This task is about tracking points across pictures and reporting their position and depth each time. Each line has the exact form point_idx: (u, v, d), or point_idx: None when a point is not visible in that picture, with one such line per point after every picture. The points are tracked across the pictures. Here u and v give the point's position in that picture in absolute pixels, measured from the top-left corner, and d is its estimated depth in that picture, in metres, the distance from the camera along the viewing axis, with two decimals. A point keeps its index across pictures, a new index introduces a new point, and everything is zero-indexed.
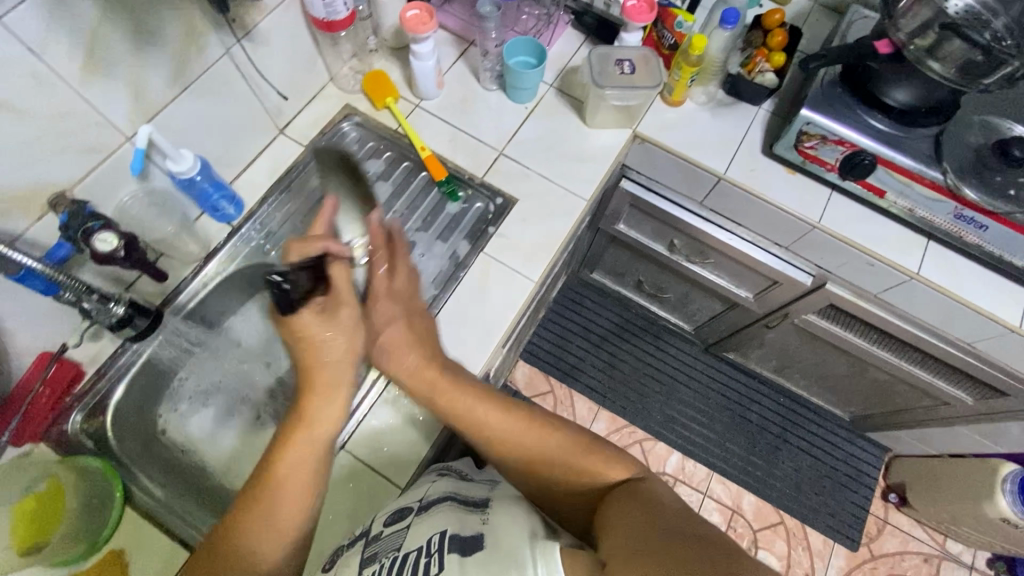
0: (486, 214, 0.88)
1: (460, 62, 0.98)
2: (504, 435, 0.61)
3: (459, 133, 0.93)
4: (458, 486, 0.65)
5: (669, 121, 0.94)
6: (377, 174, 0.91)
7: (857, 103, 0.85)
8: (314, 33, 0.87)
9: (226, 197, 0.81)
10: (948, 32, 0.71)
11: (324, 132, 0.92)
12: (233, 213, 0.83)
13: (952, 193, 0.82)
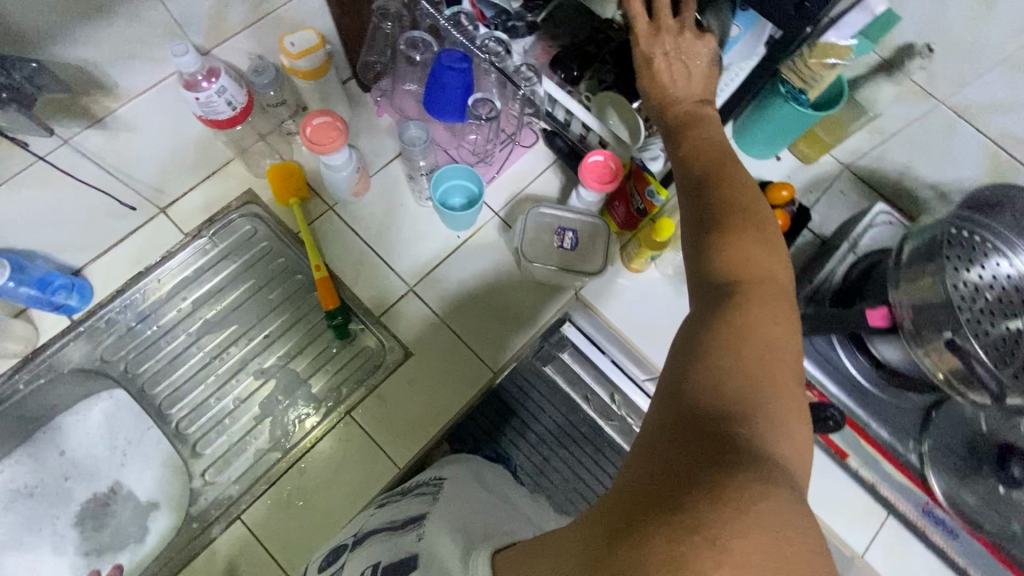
0: (379, 364, 0.95)
1: (395, 162, 1.04)
2: (772, 351, 0.44)
3: (369, 254, 1.00)
4: (391, 511, 0.70)
5: (626, 295, 0.99)
6: (259, 283, 0.99)
7: (844, 343, 0.88)
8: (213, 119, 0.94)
9: (62, 290, 0.89)
10: (952, 340, 0.69)
11: (212, 221, 0.99)
12: (75, 304, 0.91)
13: (921, 483, 0.85)
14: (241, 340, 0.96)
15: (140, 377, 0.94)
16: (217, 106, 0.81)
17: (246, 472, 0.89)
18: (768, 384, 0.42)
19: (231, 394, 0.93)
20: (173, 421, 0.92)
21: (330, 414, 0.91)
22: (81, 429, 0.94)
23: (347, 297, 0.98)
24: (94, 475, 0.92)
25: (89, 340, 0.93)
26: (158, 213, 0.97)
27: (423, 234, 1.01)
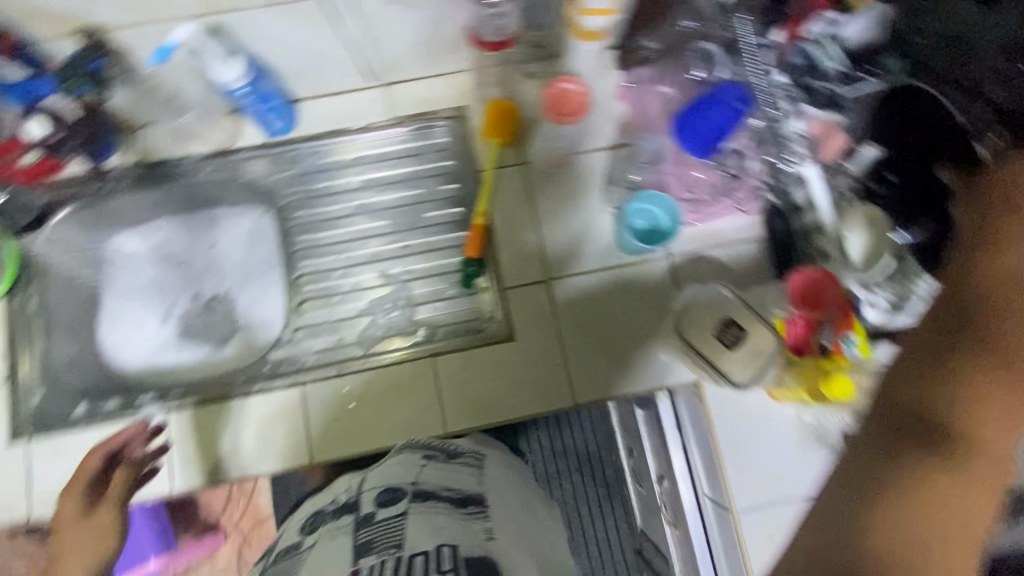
0: (479, 330, 0.95)
1: (605, 153, 0.97)
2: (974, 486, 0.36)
3: (530, 227, 0.97)
4: (444, 475, 0.64)
5: (746, 413, 0.90)
6: (426, 198, 1.00)
7: None
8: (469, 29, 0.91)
9: (274, 111, 0.96)
10: None
11: (418, 117, 0.99)
12: (279, 128, 0.99)
13: None
14: (381, 239, 0.98)
15: (293, 218, 1.00)
16: None
17: (330, 350, 0.95)
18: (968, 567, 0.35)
19: (348, 279, 0.97)
20: (295, 271, 0.99)
21: (416, 350, 0.94)
22: (233, 231, 1.04)
23: (489, 256, 0.97)
24: (220, 275, 1.01)
25: (273, 166, 1.00)
26: (376, 86, 0.99)
27: (588, 237, 0.96)
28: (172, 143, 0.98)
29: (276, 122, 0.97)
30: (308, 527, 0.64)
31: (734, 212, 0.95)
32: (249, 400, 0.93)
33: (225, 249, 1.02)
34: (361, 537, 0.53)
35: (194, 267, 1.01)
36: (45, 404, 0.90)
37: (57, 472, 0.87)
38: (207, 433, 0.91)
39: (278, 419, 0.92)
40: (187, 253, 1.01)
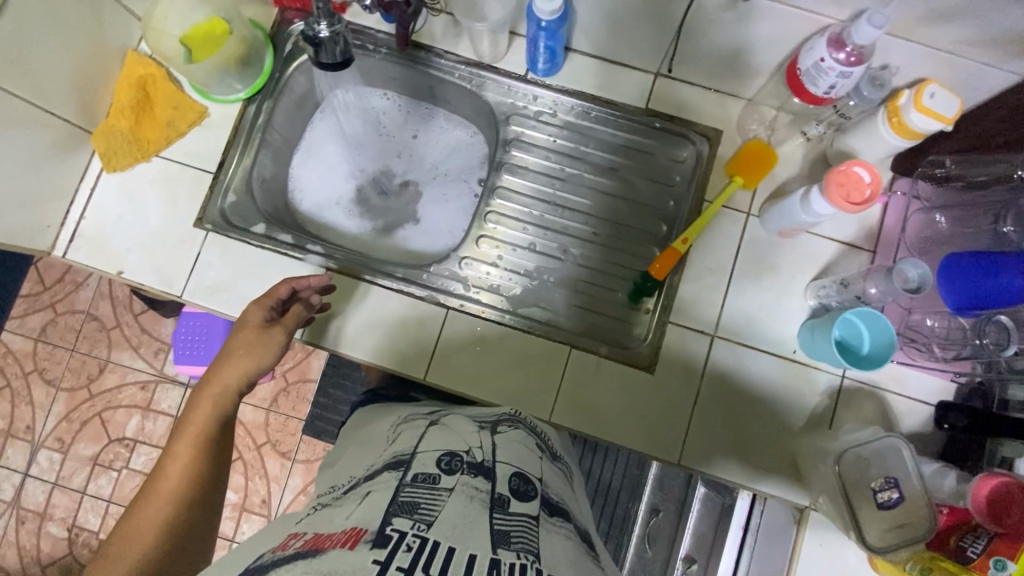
0: (623, 344, 0.91)
1: (835, 249, 0.91)
2: None
3: (723, 278, 0.91)
4: (555, 487, 0.74)
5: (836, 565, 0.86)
6: (637, 198, 0.96)
7: None
8: (780, 68, 0.86)
9: (546, 52, 0.92)
10: None
11: (671, 120, 0.95)
12: (538, 68, 0.95)
13: None
14: (577, 216, 0.96)
15: (507, 155, 0.99)
16: (824, 80, 0.71)
17: (481, 286, 0.96)
18: None
19: (531, 238, 0.97)
20: (486, 203, 0.98)
21: (557, 336, 0.91)
22: (438, 135, 1.08)
23: (667, 283, 0.92)
24: (419, 169, 1.08)
25: (518, 100, 0.99)
26: (651, 71, 0.95)
27: (776, 316, 0.90)
28: (442, 32, 0.98)
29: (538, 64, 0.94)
30: (443, 465, 0.67)
31: (934, 372, 0.88)
32: (384, 291, 0.92)
33: (423, 150, 1.08)
34: (500, 522, 0.59)
35: (397, 152, 1.08)
36: (232, 207, 0.95)
37: (217, 271, 0.93)
38: (335, 299, 0.91)
39: (400, 322, 0.91)
40: (398, 129, 1.08)
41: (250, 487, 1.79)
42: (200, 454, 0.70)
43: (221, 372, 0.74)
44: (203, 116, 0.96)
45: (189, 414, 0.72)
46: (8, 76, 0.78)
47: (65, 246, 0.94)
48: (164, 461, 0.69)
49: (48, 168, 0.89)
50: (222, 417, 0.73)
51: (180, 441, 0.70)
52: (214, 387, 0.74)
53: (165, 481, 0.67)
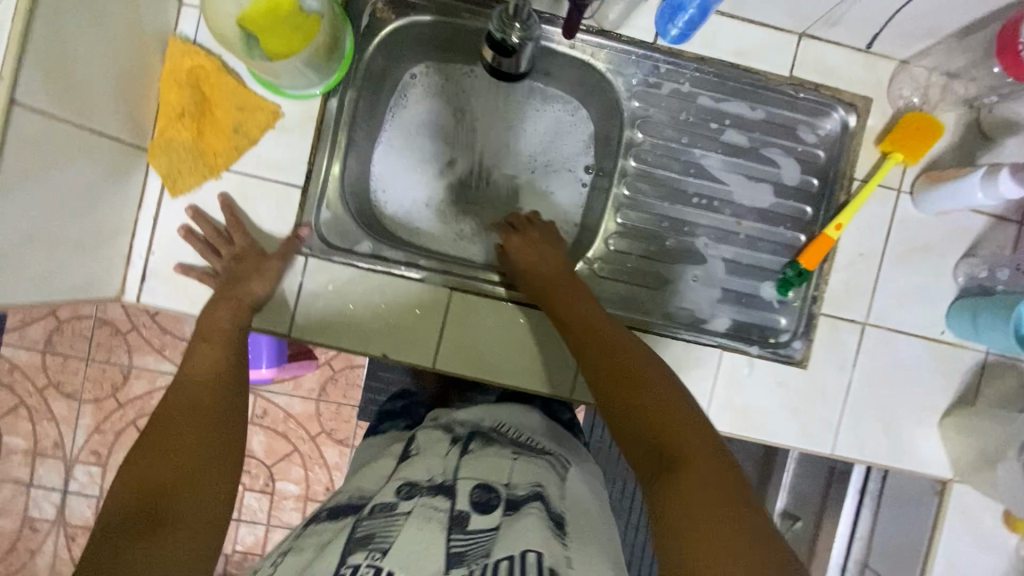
0: (773, 339, 0.87)
1: (987, 223, 0.87)
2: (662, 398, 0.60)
3: (873, 262, 0.87)
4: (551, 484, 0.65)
5: (974, 528, 0.91)
6: (780, 179, 0.87)
7: None
8: (956, 32, 0.77)
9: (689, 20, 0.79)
10: None
11: (816, 89, 0.85)
12: (669, 36, 0.82)
13: None
14: (717, 203, 0.86)
15: (632, 137, 0.86)
16: None
17: (616, 287, 0.86)
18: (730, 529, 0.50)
19: (670, 233, 0.86)
20: (616, 193, 0.86)
21: (706, 339, 0.86)
22: (536, 119, 0.96)
23: (815, 272, 0.86)
24: (516, 160, 0.96)
25: (643, 71, 0.85)
26: (796, 30, 0.84)
27: (924, 298, 0.87)
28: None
29: (672, 30, 0.81)
30: (477, 500, 0.56)
31: None
32: (508, 307, 0.84)
33: (519, 137, 0.96)
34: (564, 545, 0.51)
35: (489, 143, 0.96)
36: (327, 224, 0.82)
37: (325, 302, 0.81)
38: (454, 319, 0.83)
39: (529, 339, 0.84)
40: (490, 117, 0.95)
41: (312, 477, 1.68)
42: (221, 404, 0.67)
43: (211, 322, 0.73)
44: (277, 116, 0.79)
45: (185, 373, 0.69)
46: (55, 96, 0.61)
47: (137, 288, 0.79)
48: (177, 392, 0.66)
49: (108, 201, 0.73)
50: (225, 370, 0.70)
51: (178, 399, 0.65)
52: (207, 341, 0.72)
53: (190, 428, 0.63)
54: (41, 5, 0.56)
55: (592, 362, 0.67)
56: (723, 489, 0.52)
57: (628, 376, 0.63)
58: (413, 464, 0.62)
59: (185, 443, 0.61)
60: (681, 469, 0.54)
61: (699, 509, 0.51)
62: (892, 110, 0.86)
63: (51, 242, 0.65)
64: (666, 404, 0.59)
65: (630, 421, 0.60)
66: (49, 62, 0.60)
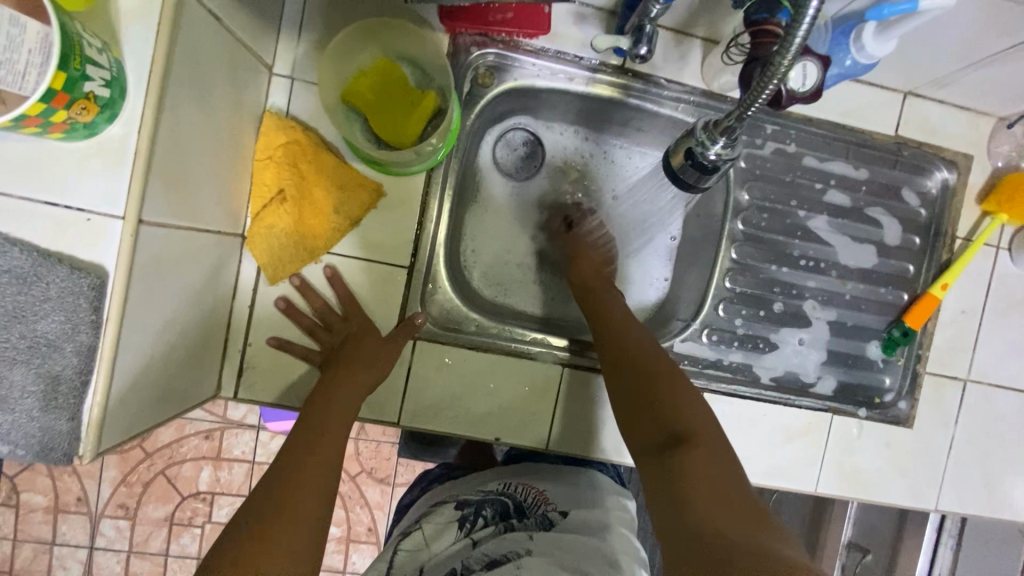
0: (876, 395, 0.87)
1: None
2: (693, 413, 0.64)
3: (973, 319, 0.87)
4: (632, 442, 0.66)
5: None
6: (883, 238, 0.86)
7: None
8: None
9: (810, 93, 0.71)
10: None
11: (918, 146, 0.85)
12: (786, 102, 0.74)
13: None
14: (823, 265, 0.85)
15: (740, 200, 0.83)
16: None
17: (726, 354, 0.83)
18: (731, 497, 0.56)
19: (778, 297, 0.84)
20: (724, 258, 0.83)
21: (816, 404, 0.85)
22: (627, 170, 0.88)
23: (919, 331, 0.86)
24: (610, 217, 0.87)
25: (748, 131, 0.82)
26: (901, 89, 0.83)
27: (1021, 352, 0.88)
28: (663, 56, 0.78)
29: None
30: None
31: None
32: None
33: (614, 192, 0.88)
34: None
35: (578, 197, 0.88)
36: (435, 306, 0.78)
37: (434, 387, 0.77)
38: (566, 398, 0.80)
39: None
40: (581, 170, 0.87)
41: (354, 519, 1.55)
42: (327, 465, 0.61)
43: (330, 388, 0.69)
44: (380, 194, 0.74)
45: (298, 430, 0.64)
46: (174, 209, 0.56)
47: (234, 384, 0.74)
48: (285, 457, 0.61)
49: (208, 299, 0.67)
50: (339, 427, 0.66)
51: (287, 459, 0.61)
52: (319, 401, 0.68)
53: (303, 473, 0.59)
54: (166, 112, 0.51)
55: (644, 422, 0.66)
56: (712, 457, 0.60)
57: (673, 439, 0.62)
58: (406, 560, 0.68)
59: (292, 494, 0.57)
60: (683, 435, 0.62)
61: (723, 522, 0.53)
62: (991, 167, 0.86)
63: (165, 358, 0.60)
64: (721, 474, 0.58)
65: (666, 473, 0.60)
66: (169, 171, 0.54)
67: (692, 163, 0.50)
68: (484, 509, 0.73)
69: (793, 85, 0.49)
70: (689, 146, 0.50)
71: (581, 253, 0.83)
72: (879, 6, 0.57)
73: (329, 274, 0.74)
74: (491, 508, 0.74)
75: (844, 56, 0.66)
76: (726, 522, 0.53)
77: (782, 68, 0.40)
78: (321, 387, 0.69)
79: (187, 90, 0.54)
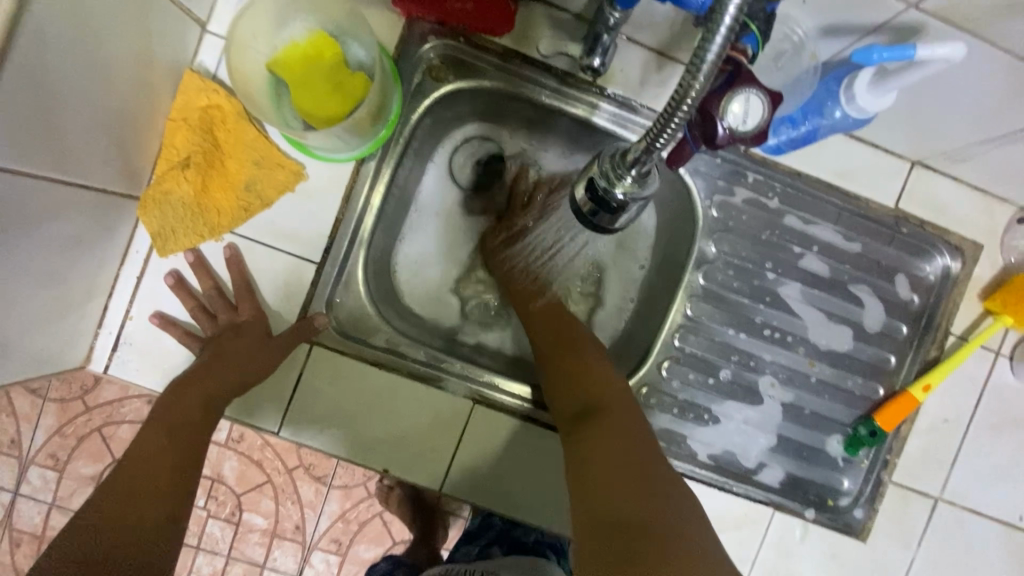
0: (829, 497, 0.76)
1: None
2: (611, 393, 0.63)
3: (955, 429, 0.76)
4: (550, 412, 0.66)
5: None
6: (865, 319, 0.75)
7: None
8: None
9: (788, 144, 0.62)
10: None
11: (919, 224, 0.74)
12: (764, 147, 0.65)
13: None
14: (790, 339, 0.75)
15: (706, 251, 0.73)
16: None
17: (663, 423, 0.73)
18: (652, 478, 0.55)
19: (731, 366, 0.74)
20: (677, 312, 0.73)
21: (756, 494, 0.74)
22: None
23: (891, 433, 0.75)
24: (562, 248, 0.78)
25: (728, 177, 0.73)
26: (910, 157, 0.73)
27: (1006, 476, 0.76)
28: (641, 78, 0.70)
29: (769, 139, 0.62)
30: None
31: None
32: (534, 435, 0.72)
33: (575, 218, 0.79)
34: None
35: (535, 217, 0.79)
36: (342, 309, 0.70)
37: (323, 403, 0.69)
38: (472, 439, 0.71)
39: (551, 472, 0.72)
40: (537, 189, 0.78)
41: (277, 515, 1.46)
42: (159, 496, 0.56)
43: (205, 369, 0.63)
44: (299, 178, 0.67)
45: (120, 468, 0.57)
46: (25, 150, 0.48)
47: (107, 358, 0.67)
48: (101, 501, 0.54)
49: (81, 262, 0.60)
50: (180, 453, 0.59)
51: (111, 501, 0.54)
52: (158, 422, 0.60)
53: (151, 464, 0.57)
54: (17, 40, 0.42)
55: (560, 391, 0.65)
56: (627, 434, 0.59)
57: (587, 414, 0.62)
58: None
59: (139, 481, 0.56)
60: (599, 413, 0.61)
61: (647, 507, 0.52)
62: (1002, 262, 0.75)
63: (3, 319, 0.53)
64: (631, 446, 0.58)
65: (576, 449, 0.60)
66: (25, 107, 0.46)
67: (604, 206, 0.46)
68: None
69: (735, 123, 0.43)
70: (597, 190, 0.46)
71: (517, 284, 0.75)
72: (868, 48, 0.48)
73: (228, 254, 0.66)
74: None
75: (833, 105, 0.58)
76: (646, 503, 0.53)
77: (694, 93, 0.34)
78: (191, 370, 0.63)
79: (61, 27, 0.46)
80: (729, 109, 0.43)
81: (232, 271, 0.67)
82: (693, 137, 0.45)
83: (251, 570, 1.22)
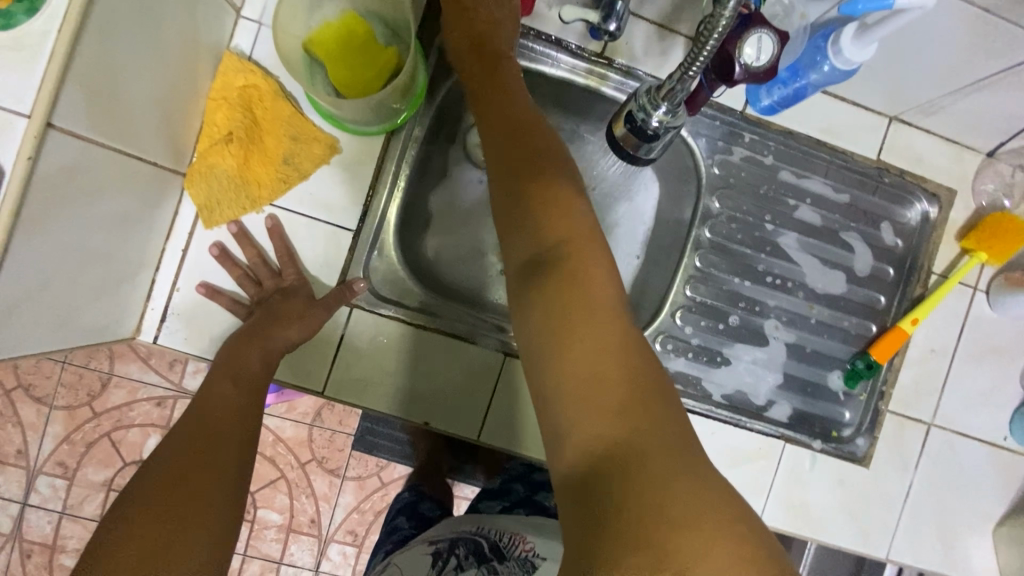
0: (833, 428, 0.82)
1: None
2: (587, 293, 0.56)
3: (942, 359, 0.83)
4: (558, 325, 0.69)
5: None
6: (856, 263, 0.82)
7: None
8: None
9: (784, 98, 0.70)
10: None
11: (899, 173, 0.82)
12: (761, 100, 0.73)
13: None
14: (790, 285, 0.81)
15: (710, 207, 0.80)
16: None
17: (680, 366, 0.79)
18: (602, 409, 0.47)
19: (739, 311, 0.80)
20: (688, 264, 0.80)
21: (768, 429, 0.80)
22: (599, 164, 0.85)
23: (885, 366, 0.82)
24: None
25: (726, 138, 0.79)
26: (887, 113, 0.81)
27: (990, 400, 0.84)
28: (644, 50, 0.77)
29: (767, 98, 0.71)
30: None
31: None
32: None
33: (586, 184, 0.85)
34: None
35: None
36: (377, 272, 0.74)
37: (365, 361, 0.73)
38: (504, 389, 0.76)
39: None
40: None
41: None
42: (230, 444, 0.59)
43: (258, 331, 0.67)
44: (334, 150, 0.72)
45: (192, 417, 0.60)
46: (98, 120, 0.52)
47: (156, 329, 0.70)
48: (177, 447, 0.57)
49: (135, 234, 0.64)
50: (244, 405, 0.63)
51: (188, 445, 0.57)
52: (222, 375, 0.64)
53: (221, 415, 0.61)
54: (96, 13, 0.47)
55: None
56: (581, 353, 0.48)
57: None
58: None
59: (213, 429, 0.59)
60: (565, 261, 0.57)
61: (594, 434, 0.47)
62: (975, 205, 0.83)
63: (73, 283, 0.56)
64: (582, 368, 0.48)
65: None
66: (97, 79, 0.50)
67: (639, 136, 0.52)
68: (457, 548, 0.73)
69: (749, 61, 0.49)
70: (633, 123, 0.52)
71: None
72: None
73: (269, 225, 0.71)
74: (465, 547, 0.73)
75: (821, 61, 0.65)
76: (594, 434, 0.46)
77: (721, 27, 0.40)
78: (244, 331, 0.67)
79: (128, 6, 0.51)
80: (742, 52, 0.49)
81: (273, 240, 0.71)
82: (712, 79, 0.51)
83: (268, 566, 1.24)
